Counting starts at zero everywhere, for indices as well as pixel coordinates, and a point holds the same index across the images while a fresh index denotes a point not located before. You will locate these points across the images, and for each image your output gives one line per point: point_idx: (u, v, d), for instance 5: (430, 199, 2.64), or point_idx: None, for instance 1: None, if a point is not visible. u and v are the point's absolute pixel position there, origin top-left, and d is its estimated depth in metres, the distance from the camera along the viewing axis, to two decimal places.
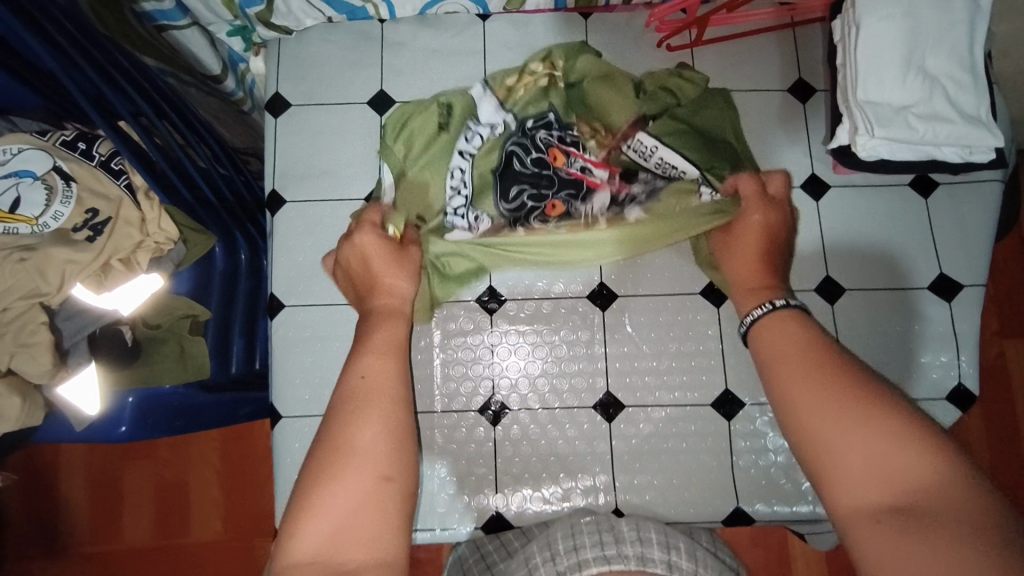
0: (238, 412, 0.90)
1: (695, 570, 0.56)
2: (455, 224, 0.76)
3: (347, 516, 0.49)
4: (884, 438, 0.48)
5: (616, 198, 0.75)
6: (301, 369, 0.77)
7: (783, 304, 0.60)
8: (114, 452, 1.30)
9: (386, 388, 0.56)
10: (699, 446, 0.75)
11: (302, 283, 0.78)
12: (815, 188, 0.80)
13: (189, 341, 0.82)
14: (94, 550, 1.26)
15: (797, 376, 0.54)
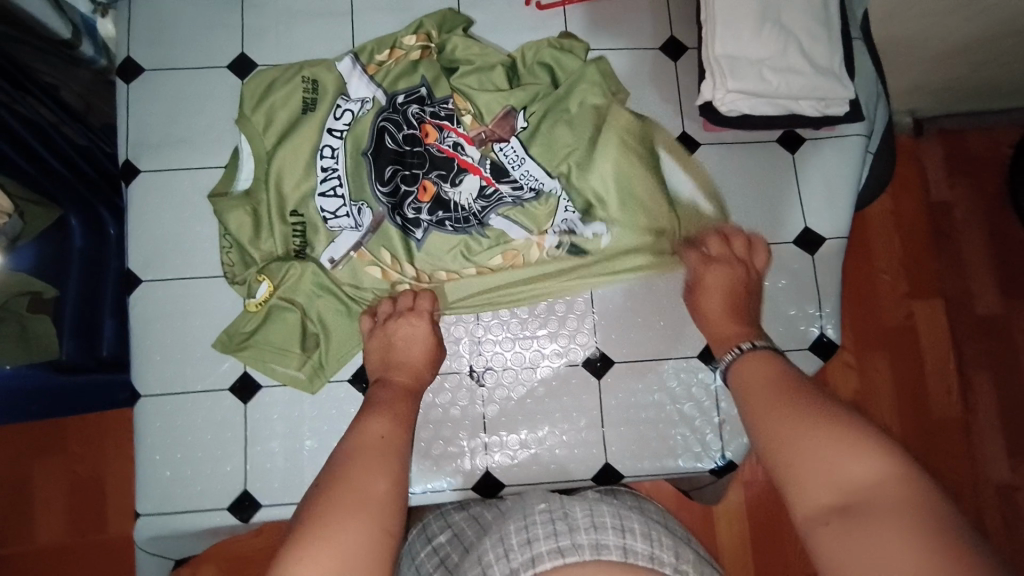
0: (118, 395, 0.85)
1: (651, 551, 0.53)
2: (341, 225, 0.75)
3: (348, 547, 0.45)
4: (834, 443, 0.45)
5: (484, 188, 0.76)
6: (161, 345, 0.74)
7: (750, 347, 0.60)
8: (10, 447, 1.16)
9: (391, 444, 0.55)
10: (571, 405, 0.76)
11: (161, 257, 0.75)
12: (685, 147, 0.80)
13: (31, 320, 0.71)
14: (3, 552, 1.13)
15: (751, 394, 0.55)
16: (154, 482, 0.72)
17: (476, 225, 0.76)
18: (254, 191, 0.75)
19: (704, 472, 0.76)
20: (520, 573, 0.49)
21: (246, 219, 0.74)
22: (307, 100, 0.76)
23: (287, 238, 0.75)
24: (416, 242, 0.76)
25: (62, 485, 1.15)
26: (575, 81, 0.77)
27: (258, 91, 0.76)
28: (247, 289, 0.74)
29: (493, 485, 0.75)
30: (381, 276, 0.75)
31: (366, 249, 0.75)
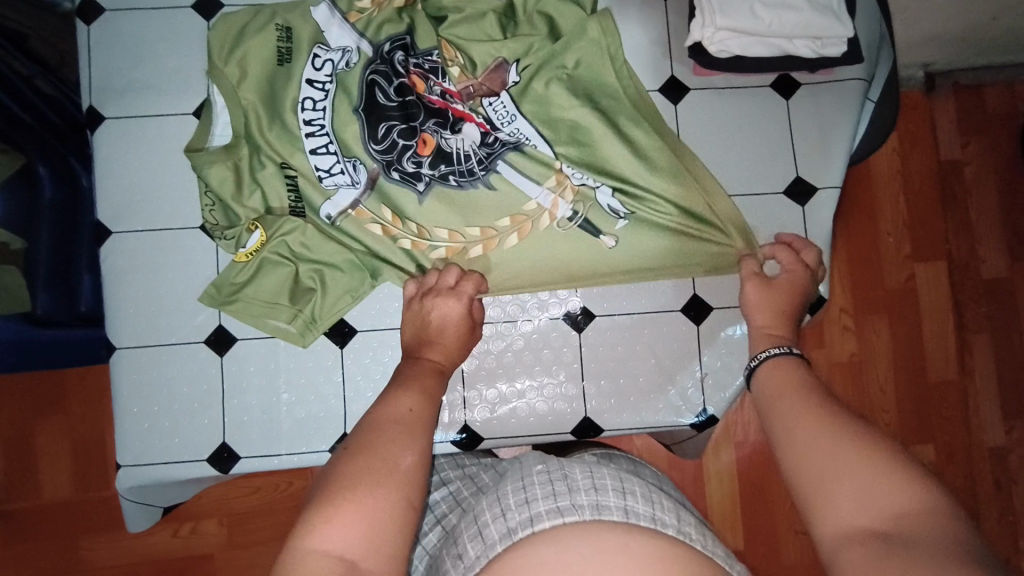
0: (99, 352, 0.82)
1: (652, 512, 0.54)
2: (338, 183, 0.71)
3: (373, 515, 0.46)
4: (875, 463, 0.43)
5: (484, 137, 0.71)
6: (134, 298, 0.73)
7: (782, 351, 0.60)
8: (15, 404, 1.16)
9: (417, 418, 0.56)
10: (552, 359, 0.75)
11: (130, 208, 0.73)
12: (673, 93, 0.76)
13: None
14: (11, 507, 1.16)
15: (781, 410, 0.53)
16: (132, 433, 0.72)
17: (482, 176, 0.71)
18: (234, 144, 0.70)
19: (686, 427, 0.75)
20: (517, 532, 0.51)
21: (225, 172, 0.70)
22: (282, 52, 0.71)
23: (280, 194, 0.71)
24: (418, 195, 0.71)
25: (66, 442, 1.16)
26: (578, 29, 0.71)
27: (226, 40, 0.72)
28: (235, 241, 0.71)
29: (472, 438, 0.75)
30: (381, 233, 0.71)
31: (365, 206, 0.71)
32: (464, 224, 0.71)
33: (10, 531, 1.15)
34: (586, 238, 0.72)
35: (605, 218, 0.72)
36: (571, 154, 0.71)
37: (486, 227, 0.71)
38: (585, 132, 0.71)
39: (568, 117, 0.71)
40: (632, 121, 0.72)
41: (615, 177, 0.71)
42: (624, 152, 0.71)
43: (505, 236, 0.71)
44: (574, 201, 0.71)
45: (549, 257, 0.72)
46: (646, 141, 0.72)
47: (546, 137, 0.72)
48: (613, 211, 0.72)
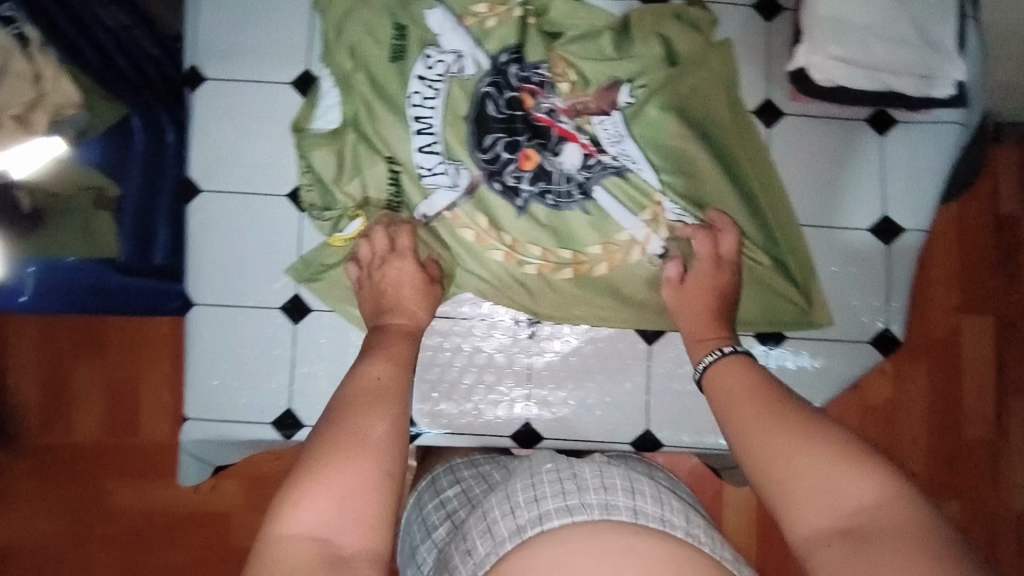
0: (169, 305, 0.78)
1: (660, 513, 0.55)
2: (437, 183, 0.74)
3: (345, 494, 0.50)
4: (831, 463, 0.48)
5: (586, 159, 0.74)
6: (218, 258, 0.75)
7: (730, 350, 0.64)
8: (59, 344, 1.20)
9: (389, 384, 0.60)
10: (617, 367, 0.75)
11: (221, 170, 0.74)
12: (768, 116, 0.75)
13: (95, 216, 0.73)
14: (41, 443, 1.19)
15: (732, 413, 0.57)
16: (200, 390, 0.74)
17: (579, 199, 0.74)
18: (342, 131, 0.73)
19: None
20: (527, 531, 0.53)
21: (332, 157, 0.73)
22: (396, 48, 0.73)
23: (380, 186, 0.74)
24: (516, 209, 0.74)
25: (100, 385, 1.20)
26: (697, 60, 0.72)
27: (338, 26, 0.73)
28: (332, 226, 0.74)
29: (531, 437, 0.76)
30: (473, 239, 0.75)
31: (461, 211, 0.74)
32: (558, 245, 0.74)
33: (40, 467, 1.18)
34: None
35: (693, 258, 0.73)
36: (674, 185, 0.73)
37: (578, 252, 0.74)
38: (689, 163, 0.73)
39: (678, 149, 0.73)
40: (739, 159, 0.73)
41: (714, 213, 0.72)
42: (726, 189, 0.73)
43: (596, 263, 0.74)
44: (666, 235, 0.73)
45: (632, 288, 0.74)
46: (750, 181, 0.73)
47: (651, 165, 0.73)
48: None
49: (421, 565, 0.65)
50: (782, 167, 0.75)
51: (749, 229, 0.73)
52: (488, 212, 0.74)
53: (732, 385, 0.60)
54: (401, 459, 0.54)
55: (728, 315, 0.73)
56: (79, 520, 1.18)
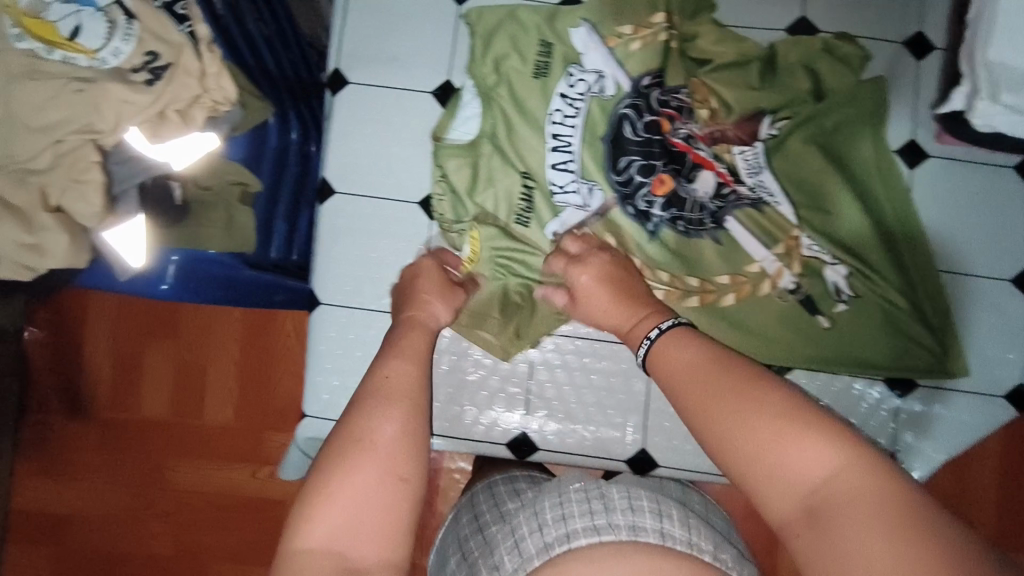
0: (275, 298, 0.78)
1: (688, 538, 0.52)
2: (568, 202, 0.74)
3: (357, 504, 0.47)
4: (774, 431, 0.41)
5: (721, 189, 0.72)
6: (346, 259, 0.76)
7: (670, 323, 0.55)
8: (132, 316, 1.11)
9: (411, 383, 0.55)
10: None
11: (357, 172, 0.76)
12: (911, 157, 0.74)
13: (238, 211, 0.75)
14: (103, 416, 1.07)
15: (678, 387, 0.49)
16: (320, 384, 0.75)
17: (710, 228, 0.73)
18: (477, 142, 0.74)
19: None
20: (554, 548, 0.49)
21: (467, 168, 0.74)
22: (540, 64, 0.73)
23: (511, 201, 0.74)
24: (646, 234, 0.74)
25: (170, 367, 1.08)
26: (845, 96, 0.70)
27: (484, 40, 0.74)
28: (457, 239, 0.75)
29: (645, 461, 0.79)
30: None
31: (590, 231, 0.74)
32: (687, 272, 0.73)
33: (78, 451, 1.06)
34: (803, 314, 0.72)
35: (825, 296, 0.72)
36: (813, 222, 0.71)
37: (706, 280, 0.73)
38: (829, 200, 0.71)
39: (820, 184, 0.71)
40: (878, 198, 0.71)
41: (851, 252, 0.70)
42: (866, 229, 0.70)
43: (723, 294, 0.73)
44: (799, 272, 0.72)
45: (759, 322, 0.73)
46: (889, 222, 0.71)
47: (789, 199, 0.71)
48: (837, 291, 0.71)
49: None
50: (923, 209, 0.73)
51: (886, 271, 0.71)
52: (618, 234, 0.73)
53: (683, 355, 0.51)
54: (419, 462, 0.51)
55: (858, 358, 0.72)
56: (132, 502, 1.06)
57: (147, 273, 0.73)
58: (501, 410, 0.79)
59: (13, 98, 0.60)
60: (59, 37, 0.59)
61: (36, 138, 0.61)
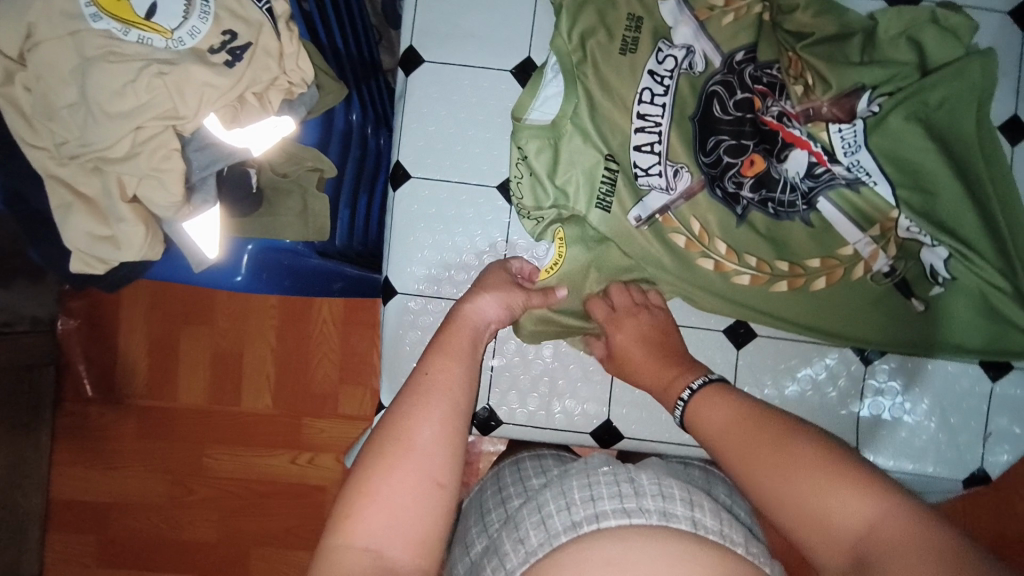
0: (332, 286, 0.79)
1: (721, 529, 0.50)
2: (651, 184, 0.72)
3: (394, 505, 0.48)
4: (816, 484, 0.45)
5: (813, 169, 0.69)
6: (422, 248, 0.73)
7: (704, 382, 0.61)
8: (171, 311, 1.28)
9: (456, 389, 0.56)
10: (834, 394, 0.73)
11: (434, 156, 0.73)
12: (1011, 133, 0.72)
13: (313, 197, 0.72)
14: (149, 403, 1.29)
15: (719, 445, 0.54)
16: (399, 374, 0.74)
17: (802, 210, 0.70)
18: (559, 122, 0.70)
19: (953, 482, 0.72)
20: (583, 526, 0.49)
21: (547, 152, 0.71)
22: (627, 40, 0.71)
23: (592, 186, 0.72)
24: (735, 217, 0.71)
25: (206, 352, 1.28)
26: (953, 70, 0.66)
27: (571, 12, 0.70)
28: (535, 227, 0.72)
29: None
30: (685, 245, 0.72)
31: (673, 215, 0.72)
32: (775, 257, 0.71)
33: (155, 426, 1.29)
34: (897, 298, 0.70)
35: (921, 279, 0.70)
36: (911, 201, 0.68)
37: (796, 264, 0.71)
38: (929, 180, 0.68)
39: (917, 164, 0.68)
40: (982, 177, 0.67)
41: (951, 233, 0.68)
42: (966, 210, 0.67)
43: (814, 278, 0.71)
44: (895, 254, 0.70)
45: (851, 307, 0.70)
46: (993, 203, 0.67)
47: (886, 178, 0.69)
48: (933, 274, 0.69)
49: (470, 548, 0.61)
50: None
51: (988, 253, 0.67)
52: (705, 219, 0.72)
53: (717, 415, 0.56)
54: (456, 468, 0.52)
55: (950, 341, 0.71)
56: (181, 486, 1.29)
57: (220, 266, 0.70)
58: (581, 399, 0.78)
59: (90, 84, 0.58)
60: (137, 18, 0.60)
61: (116, 125, 0.59)
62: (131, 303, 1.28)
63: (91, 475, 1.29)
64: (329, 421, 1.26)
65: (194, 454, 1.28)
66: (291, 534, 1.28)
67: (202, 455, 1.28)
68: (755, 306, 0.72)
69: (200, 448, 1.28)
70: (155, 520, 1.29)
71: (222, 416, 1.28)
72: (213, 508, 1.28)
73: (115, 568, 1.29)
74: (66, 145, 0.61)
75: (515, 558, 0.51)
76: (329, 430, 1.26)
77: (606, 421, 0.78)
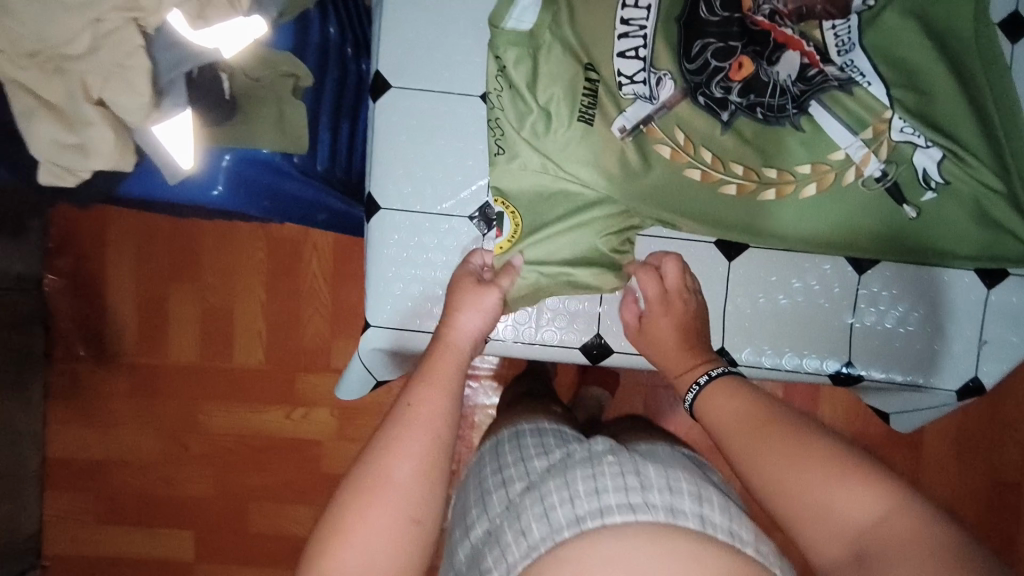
0: (317, 215, 0.86)
1: (729, 526, 0.50)
2: (636, 92, 0.69)
3: (369, 547, 0.50)
4: (817, 477, 0.47)
5: (805, 72, 0.67)
6: (403, 161, 0.72)
7: (708, 379, 0.62)
8: (155, 264, 1.26)
9: (435, 419, 0.57)
10: (826, 303, 0.72)
11: (413, 65, 0.71)
12: (1012, 31, 0.70)
13: (289, 105, 0.70)
14: (140, 361, 1.28)
15: (727, 442, 0.55)
16: (385, 294, 0.73)
17: (792, 114, 0.68)
18: (538, 31, 0.68)
19: (947, 391, 0.72)
20: (586, 522, 0.48)
21: (526, 62, 0.68)
22: None
23: (573, 98, 0.68)
24: (721, 124, 0.68)
25: (195, 310, 1.27)
26: None
27: None
28: (509, 145, 0.69)
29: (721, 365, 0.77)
30: (670, 156, 0.69)
31: (658, 125, 0.69)
32: (763, 164, 0.69)
33: (145, 383, 1.28)
34: (889, 204, 0.68)
35: (914, 184, 0.68)
36: (905, 101, 0.66)
37: (785, 170, 0.69)
38: (923, 79, 0.67)
39: (910, 66, 0.67)
40: (976, 75, 0.67)
41: (946, 134, 0.66)
42: (961, 109, 0.66)
43: (803, 184, 0.69)
44: (887, 157, 0.67)
45: (840, 213, 0.69)
46: (988, 102, 0.67)
47: (881, 79, 0.66)
48: (926, 179, 0.67)
49: (470, 530, 0.61)
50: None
51: (984, 154, 0.66)
52: (692, 131, 0.69)
53: (722, 404, 0.58)
54: (432, 504, 0.53)
55: (943, 248, 0.69)
56: (175, 441, 1.28)
57: (197, 180, 0.69)
58: (569, 318, 0.76)
59: None
60: None
61: (75, 19, 0.56)
62: (115, 255, 1.26)
63: (86, 432, 1.28)
64: (321, 373, 1.26)
65: (185, 409, 1.28)
66: (289, 488, 1.28)
67: (195, 411, 1.27)
68: (740, 218, 0.70)
69: (191, 403, 1.27)
70: (150, 477, 1.29)
71: (212, 371, 1.27)
72: (208, 463, 1.28)
73: (115, 524, 1.30)
74: (24, 43, 0.57)
75: (517, 551, 0.50)
76: (322, 383, 1.25)
77: (596, 338, 0.77)
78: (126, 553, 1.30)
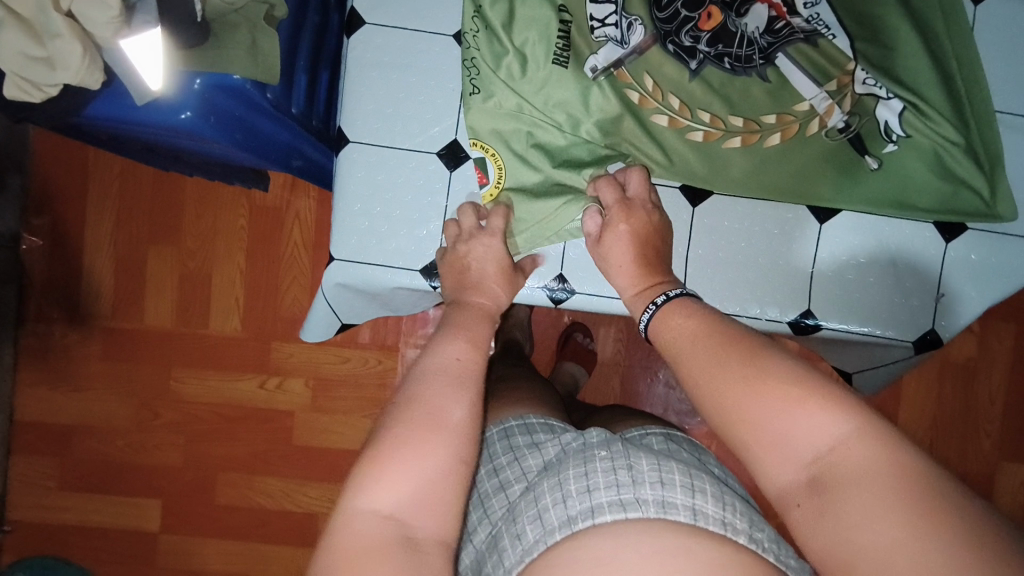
0: (291, 162, 0.94)
1: (723, 515, 0.48)
2: (607, 36, 0.69)
3: (422, 480, 0.50)
4: (780, 402, 0.47)
5: (773, 23, 0.68)
6: (376, 96, 0.73)
7: (664, 299, 0.60)
8: (133, 222, 1.24)
9: (473, 368, 0.58)
10: (783, 250, 0.74)
11: (388, 3, 0.73)
12: None
13: (263, 34, 0.70)
14: (115, 324, 1.25)
15: (681, 354, 0.55)
16: (353, 233, 0.73)
17: (758, 65, 0.68)
18: None
19: (903, 343, 0.74)
20: (577, 523, 0.47)
21: (503, 3, 0.69)
22: None
23: (547, 42, 0.68)
24: (689, 72, 0.69)
25: (173, 274, 1.25)
26: None
27: None
28: (478, 84, 0.70)
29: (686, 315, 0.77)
30: (638, 102, 0.70)
31: (628, 70, 0.69)
32: (729, 113, 0.69)
33: (118, 347, 1.26)
34: (851, 155, 0.69)
35: (875, 136, 0.68)
36: (867, 53, 0.68)
37: (751, 119, 0.69)
38: (886, 32, 0.68)
39: (874, 19, 0.68)
40: (939, 35, 0.68)
41: (907, 87, 0.67)
42: (923, 61, 0.67)
43: (768, 134, 0.69)
44: (850, 109, 0.68)
45: (802, 163, 0.69)
46: (951, 62, 0.68)
47: (845, 32, 0.68)
48: (887, 131, 0.68)
49: (471, 535, 0.60)
50: (985, 45, 0.71)
51: (944, 109, 0.67)
52: (660, 78, 0.69)
53: (683, 325, 0.56)
54: (475, 445, 0.54)
55: (901, 200, 0.70)
56: (146, 408, 1.26)
57: (168, 100, 0.68)
58: (538, 268, 0.76)
59: None
60: None
61: None
62: (96, 218, 1.24)
63: (55, 396, 1.26)
64: (297, 341, 1.24)
65: (158, 375, 1.25)
66: (259, 459, 1.26)
67: (168, 377, 1.25)
68: (703, 165, 0.71)
69: (165, 370, 1.25)
70: (120, 444, 1.26)
71: (188, 338, 1.25)
72: (179, 431, 1.26)
73: (81, 492, 1.26)
74: None
75: (513, 555, 0.50)
76: (299, 354, 1.24)
77: (563, 287, 0.77)
78: (89, 522, 1.27)
